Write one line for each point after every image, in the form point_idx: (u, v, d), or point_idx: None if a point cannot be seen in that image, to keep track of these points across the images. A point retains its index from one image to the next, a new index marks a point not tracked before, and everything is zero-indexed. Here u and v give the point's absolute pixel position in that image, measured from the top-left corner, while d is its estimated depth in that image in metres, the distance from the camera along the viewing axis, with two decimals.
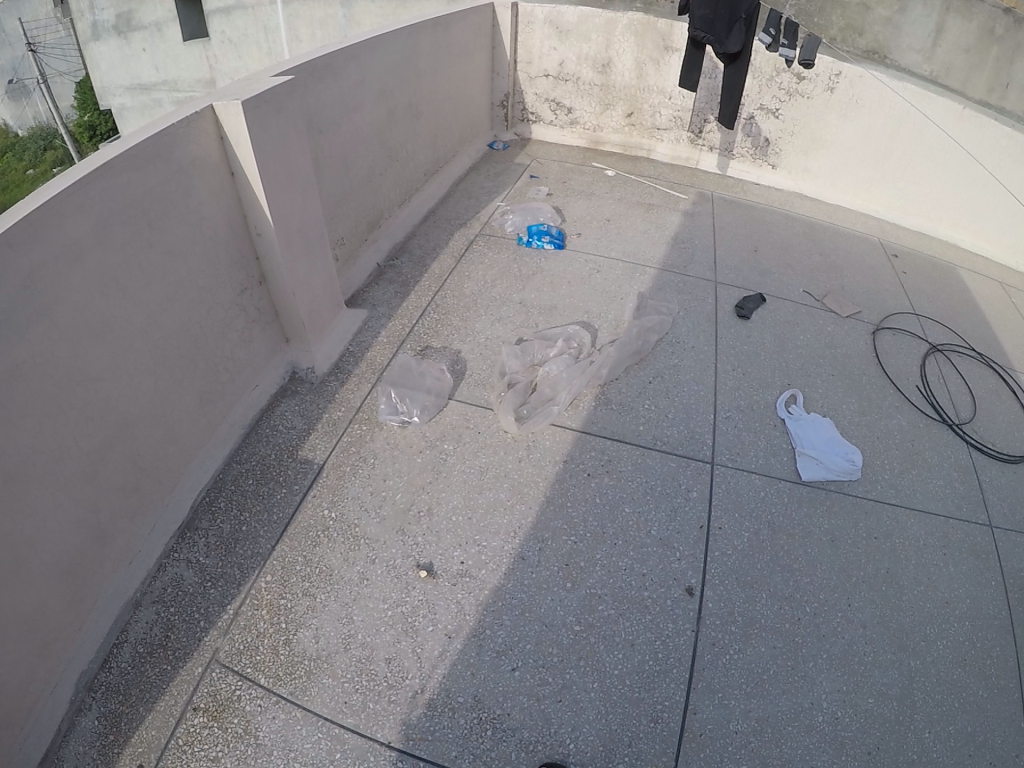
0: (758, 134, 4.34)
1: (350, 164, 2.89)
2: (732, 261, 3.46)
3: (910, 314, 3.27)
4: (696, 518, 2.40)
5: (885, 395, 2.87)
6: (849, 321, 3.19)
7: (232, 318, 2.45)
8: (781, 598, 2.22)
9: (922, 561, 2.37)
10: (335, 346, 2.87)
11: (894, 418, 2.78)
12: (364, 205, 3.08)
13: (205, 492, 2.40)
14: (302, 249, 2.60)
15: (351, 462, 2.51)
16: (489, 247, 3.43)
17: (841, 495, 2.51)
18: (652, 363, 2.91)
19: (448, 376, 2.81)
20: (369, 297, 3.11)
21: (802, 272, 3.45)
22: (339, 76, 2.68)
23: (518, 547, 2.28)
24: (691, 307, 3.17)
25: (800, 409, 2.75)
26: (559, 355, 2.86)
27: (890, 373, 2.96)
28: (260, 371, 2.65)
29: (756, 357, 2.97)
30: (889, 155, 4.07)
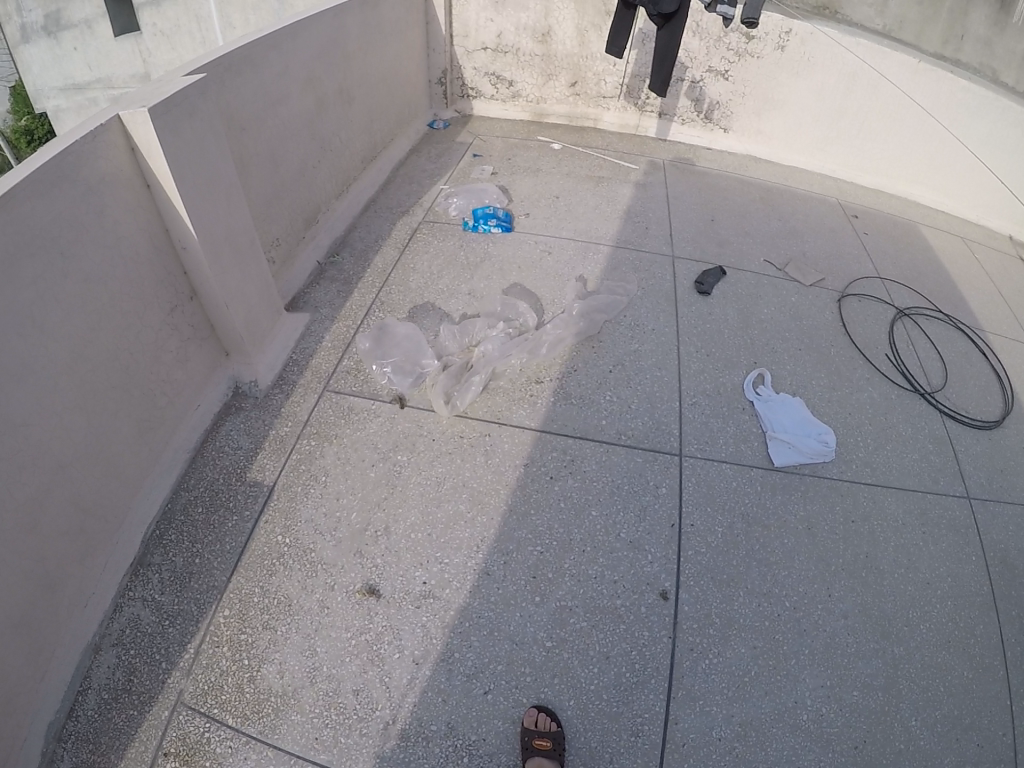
0: (705, 99, 4.13)
1: (280, 160, 2.70)
2: (689, 234, 3.31)
3: (874, 279, 3.17)
4: (666, 515, 2.29)
5: (854, 367, 2.76)
6: (814, 288, 3.07)
7: (166, 339, 2.27)
8: (759, 595, 2.14)
9: (901, 542, 2.31)
10: (279, 355, 2.68)
11: (865, 390, 2.68)
12: (299, 201, 2.89)
13: (156, 524, 2.23)
14: (231, 256, 2.41)
15: (302, 483, 2.30)
16: (433, 235, 3.26)
17: (816, 479, 2.41)
18: (609, 350, 2.76)
19: (402, 328, 2.80)
20: (311, 298, 2.92)
21: (762, 241, 3.32)
22: (261, 67, 2.48)
23: (481, 562, 2.18)
24: (649, 289, 3.02)
25: (769, 389, 2.63)
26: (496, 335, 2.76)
27: (858, 344, 2.86)
28: (201, 389, 2.46)
29: (719, 335, 2.84)
30: (844, 112, 3.95)
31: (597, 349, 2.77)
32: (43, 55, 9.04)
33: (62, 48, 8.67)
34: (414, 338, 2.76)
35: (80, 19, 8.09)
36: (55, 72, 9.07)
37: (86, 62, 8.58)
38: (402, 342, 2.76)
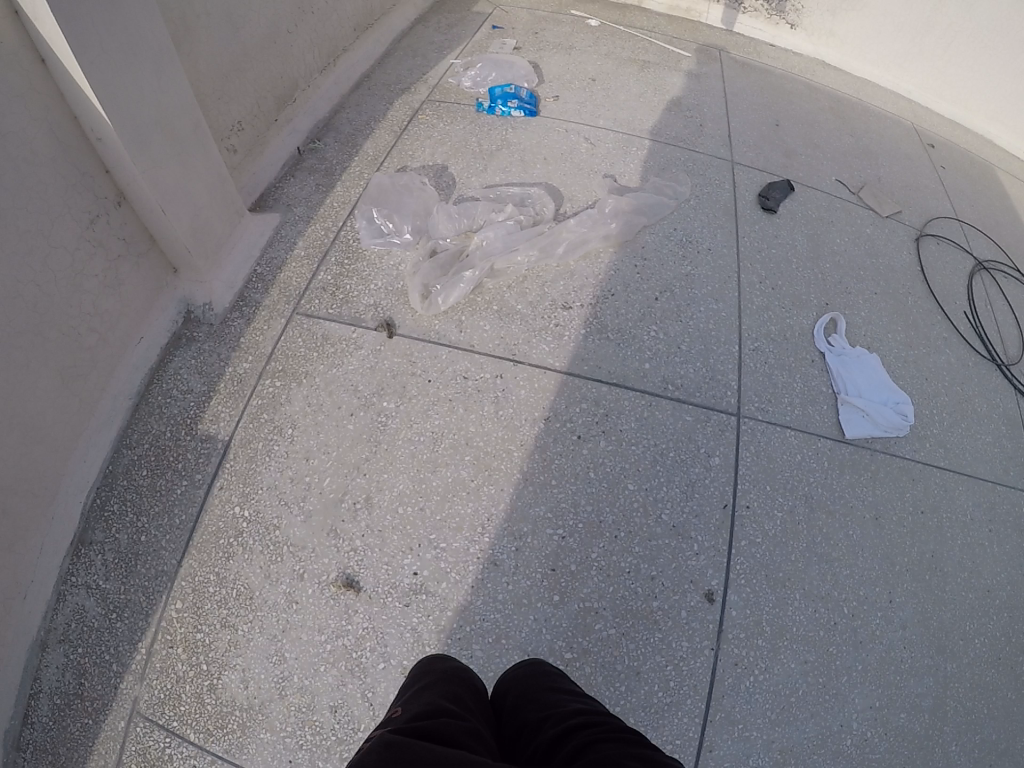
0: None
1: (237, 18, 2.03)
2: (751, 138, 2.64)
3: (952, 219, 2.69)
4: (718, 493, 1.80)
5: (932, 324, 2.29)
6: (890, 222, 2.52)
7: (86, 259, 1.70)
8: (816, 598, 1.72)
9: (966, 539, 1.96)
10: (241, 268, 2.15)
11: (942, 351, 2.25)
12: (261, 73, 2.23)
13: (96, 490, 1.75)
14: (167, 144, 1.79)
15: (265, 437, 1.81)
16: (439, 117, 2.57)
17: (886, 455, 1.99)
18: (659, 275, 2.14)
19: (427, 191, 2.33)
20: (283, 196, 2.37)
21: (840, 155, 2.69)
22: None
23: (488, 551, 1.66)
24: (705, 198, 2.36)
25: (842, 340, 2.08)
26: (503, 225, 2.20)
27: (937, 292, 2.36)
28: (144, 319, 1.90)
29: (787, 265, 2.24)
30: (932, 27, 3.20)
31: (644, 268, 2.16)
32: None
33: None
34: (427, 204, 2.29)
35: None
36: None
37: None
38: (413, 201, 2.29)
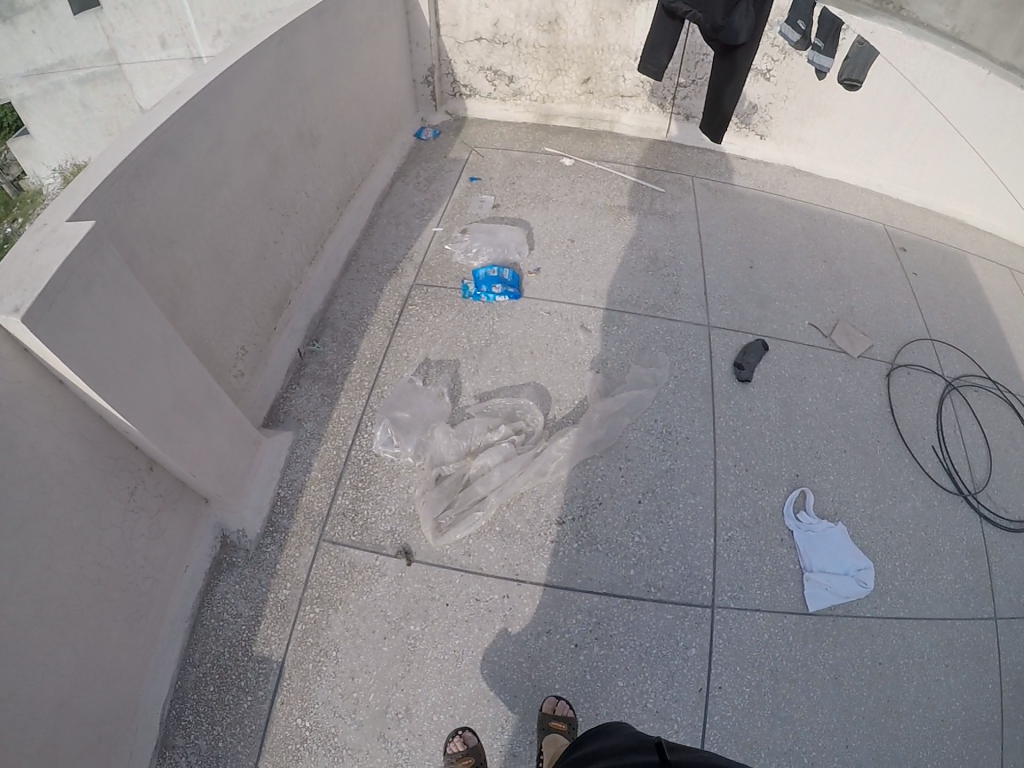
0: (743, 100, 3.52)
1: (224, 253, 2.20)
2: (726, 291, 2.96)
3: (924, 340, 2.92)
4: (695, 678, 2.02)
5: (899, 471, 2.52)
6: (862, 361, 2.80)
7: (134, 523, 1.85)
8: (781, 755, 1.96)
9: (923, 677, 2.16)
10: (265, 491, 2.26)
11: (908, 499, 2.47)
12: (259, 291, 2.44)
13: (170, 703, 1.93)
14: (186, 418, 1.88)
15: (315, 659, 2.00)
16: (428, 307, 2.82)
17: (849, 620, 2.21)
18: (638, 472, 2.36)
19: (443, 399, 2.52)
20: (291, 406, 2.50)
21: (807, 298, 2.99)
22: (186, 151, 1.94)
23: (508, 742, 1.89)
24: (681, 376, 2.64)
25: (810, 515, 2.34)
26: (499, 443, 2.38)
27: (904, 433, 2.62)
28: (186, 550, 2.06)
29: (760, 440, 2.51)
30: (897, 125, 3.36)
31: (628, 469, 2.37)
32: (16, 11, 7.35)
33: (23, 31, 7.45)
34: (442, 412, 2.48)
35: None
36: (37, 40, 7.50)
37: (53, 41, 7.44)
38: (429, 406, 2.49)
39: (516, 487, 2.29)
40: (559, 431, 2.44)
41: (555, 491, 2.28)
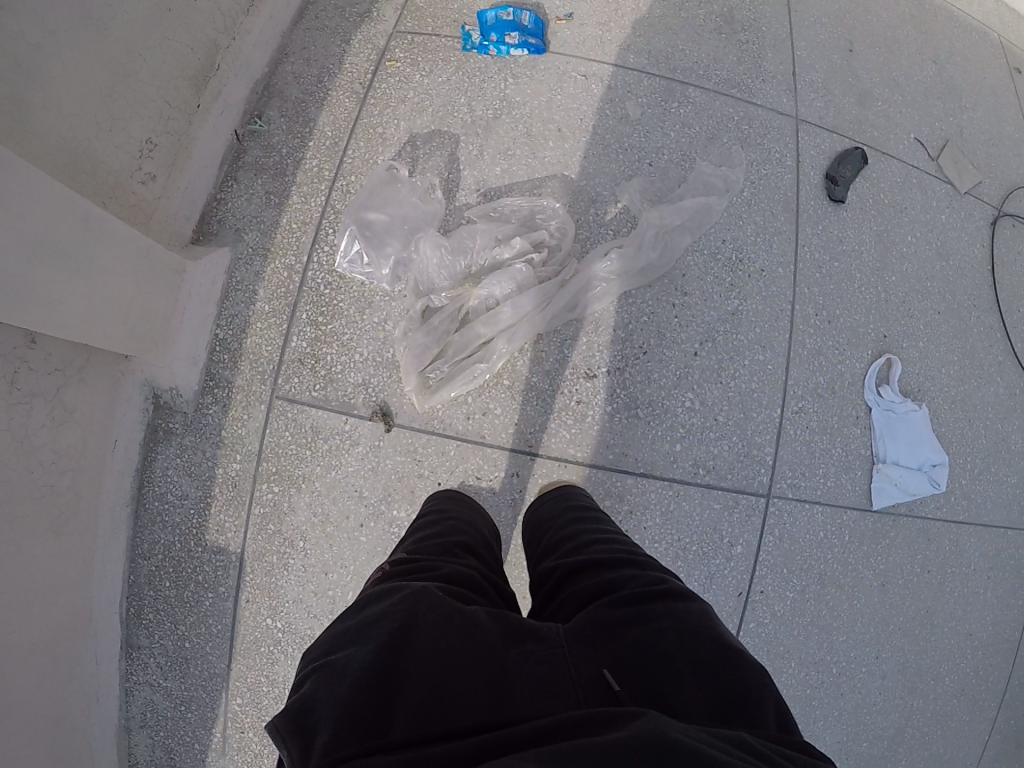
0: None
1: (95, 9, 1.42)
2: (819, 75, 1.95)
3: None
4: (735, 581, 1.68)
5: (990, 349, 2.07)
6: (969, 200, 2.19)
7: (27, 416, 1.37)
8: (809, 664, 1.76)
9: (965, 590, 1.93)
10: (200, 333, 1.67)
11: (991, 387, 2.05)
12: (168, 53, 1.62)
13: (126, 600, 1.66)
14: (59, 270, 1.28)
15: (278, 552, 1.65)
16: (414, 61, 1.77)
17: (909, 521, 1.85)
18: (700, 315, 1.67)
19: (435, 190, 1.71)
20: (229, 208, 1.76)
21: (913, 106, 2.16)
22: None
23: None
24: (760, 182, 1.76)
25: (893, 391, 1.85)
26: (509, 262, 1.63)
27: (1003, 300, 2.13)
28: (112, 422, 1.59)
29: (850, 282, 1.82)
30: None
31: (685, 307, 1.67)
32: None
33: None
34: (432, 212, 1.69)
35: None
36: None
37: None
38: (415, 201, 1.69)
39: (534, 328, 1.62)
40: (594, 245, 1.68)
41: (584, 337, 1.65)
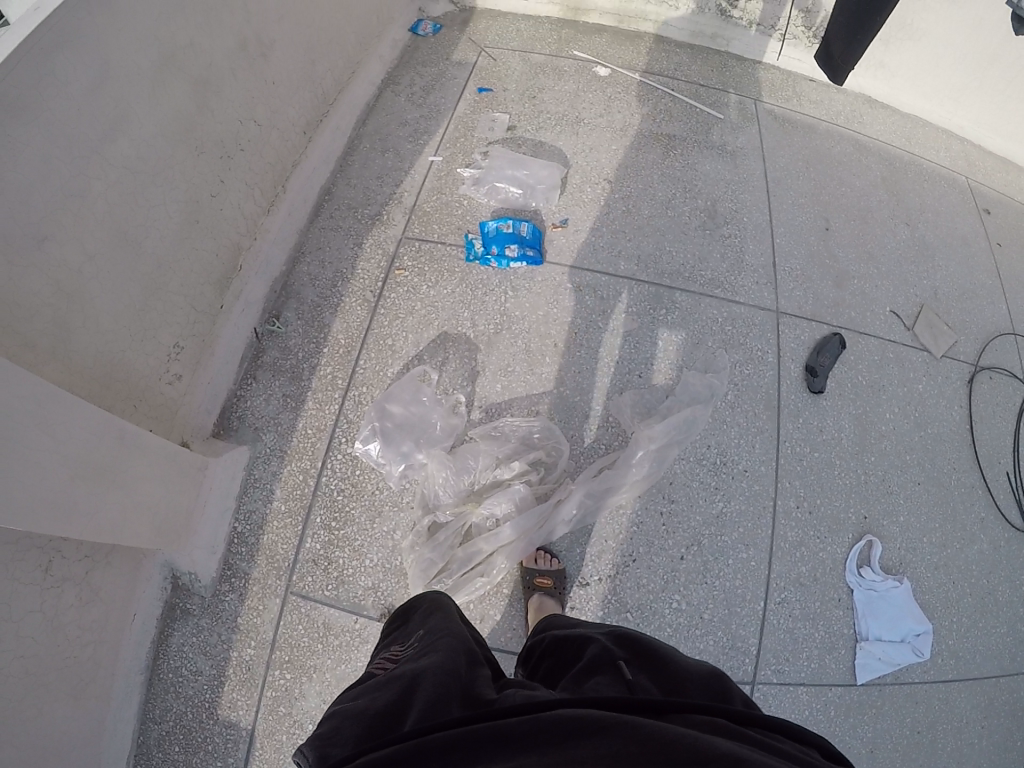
0: (820, 8, 2.62)
1: (133, 234, 1.66)
2: (798, 262, 2.29)
3: (1009, 334, 2.56)
4: None
5: (971, 507, 2.17)
6: (946, 363, 2.37)
7: (58, 598, 1.46)
8: None
9: (962, 747, 1.93)
10: (219, 525, 1.85)
11: (974, 544, 2.12)
12: (195, 263, 1.91)
13: (132, 763, 1.72)
14: (94, 484, 1.42)
15: (288, 731, 1.73)
16: (429, 277, 2.21)
17: (895, 690, 1.91)
18: (683, 524, 1.89)
19: (453, 409, 2.01)
20: (247, 408, 2.03)
21: (890, 276, 2.41)
22: (48, 101, 1.35)
23: None
24: (743, 383, 2.07)
25: (875, 573, 1.96)
26: (509, 482, 1.91)
27: (981, 454, 2.26)
28: (133, 596, 1.71)
29: (828, 472, 2.05)
30: (996, 60, 2.93)
31: (671, 513, 1.90)
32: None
33: None
34: (450, 427, 1.99)
35: None
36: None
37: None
38: (436, 415, 2.00)
39: (531, 544, 1.85)
40: (588, 462, 1.95)
41: (578, 546, 1.87)
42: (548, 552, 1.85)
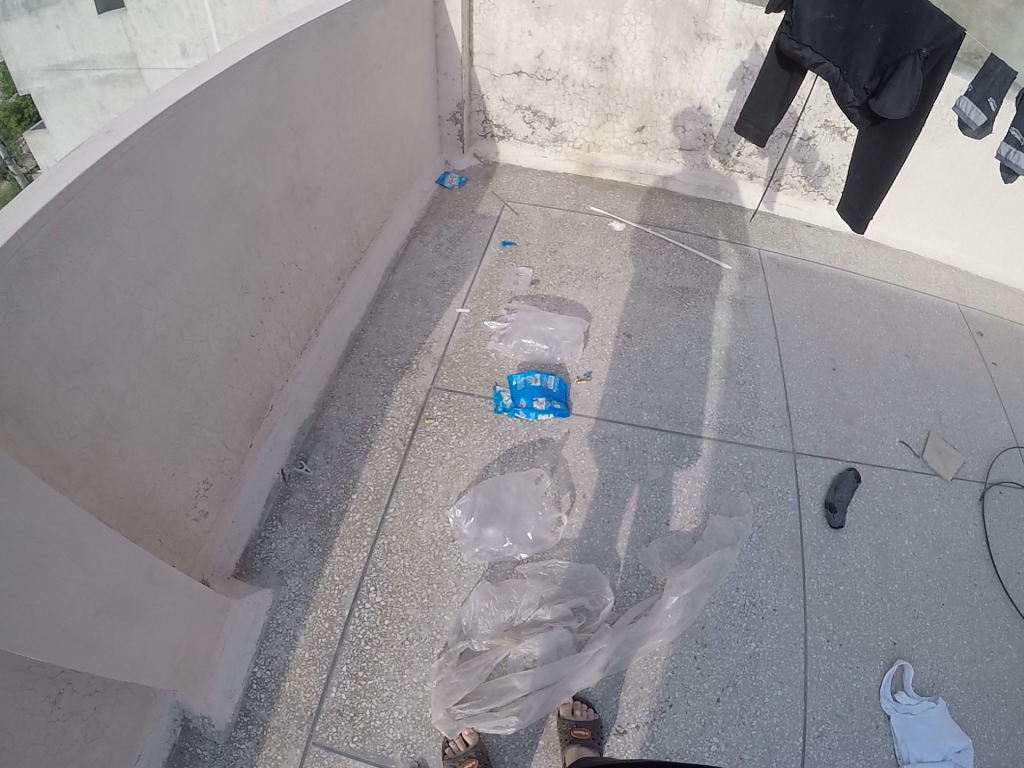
0: (813, 161, 3.32)
1: (174, 367, 1.79)
2: (810, 403, 2.63)
3: (1013, 448, 2.68)
4: None
5: (994, 619, 2.19)
6: (956, 485, 2.51)
7: (63, 733, 1.40)
8: None
9: None
10: (237, 668, 1.79)
11: (1003, 652, 2.12)
12: (225, 396, 2.04)
13: None
14: (121, 620, 1.39)
15: None
16: (457, 426, 2.41)
17: None
18: (718, 665, 1.93)
19: (545, 527, 2.15)
20: (270, 552, 2.06)
21: (895, 408, 2.71)
22: (107, 230, 1.49)
23: None
24: (767, 525, 2.24)
25: (912, 697, 1.94)
26: (552, 625, 1.93)
27: (999, 567, 2.32)
28: (137, 739, 1.61)
29: (854, 600, 2.14)
30: (976, 191, 3.20)
31: (705, 658, 1.94)
32: (26, 33, 6.85)
33: (45, 24, 6.58)
34: (541, 539, 2.12)
35: None
36: (38, 53, 6.90)
37: (70, 42, 6.56)
38: (534, 522, 2.15)
39: (569, 690, 1.81)
40: (624, 610, 2.00)
41: (614, 694, 1.87)
42: (585, 702, 1.83)
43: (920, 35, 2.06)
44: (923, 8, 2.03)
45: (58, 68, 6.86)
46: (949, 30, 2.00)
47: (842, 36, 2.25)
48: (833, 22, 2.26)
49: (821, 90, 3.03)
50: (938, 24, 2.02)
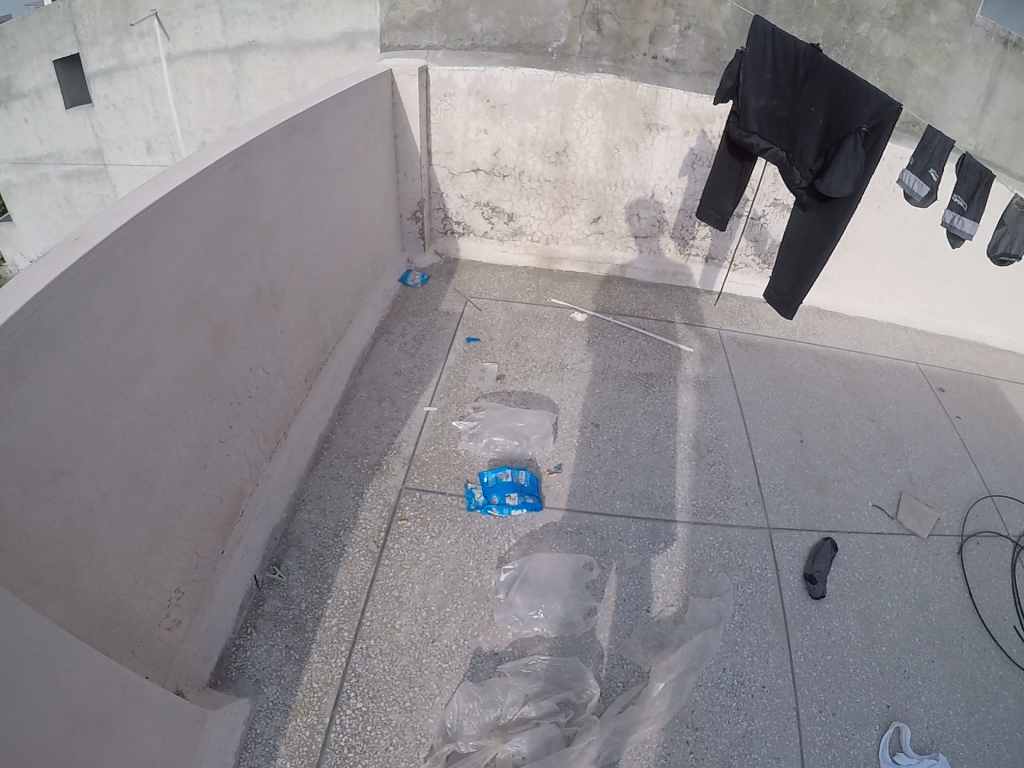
0: (765, 238, 3.51)
1: (144, 475, 1.78)
2: (780, 478, 2.67)
3: (984, 496, 2.75)
4: None
5: (987, 669, 2.20)
6: (934, 542, 2.54)
7: None
8: None
9: None
10: None
11: (1001, 701, 2.12)
12: (196, 503, 2.02)
13: None
14: (95, 733, 1.34)
15: None
16: (430, 527, 2.40)
17: None
18: (713, 749, 1.90)
19: (575, 611, 2.18)
20: (245, 661, 2.01)
21: (865, 473, 2.76)
22: (77, 336, 1.51)
23: None
24: (747, 603, 2.25)
25: (913, 758, 1.92)
26: (538, 721, 1.88)
27: (985, 616, 2.34)
28: None
29: (845, 668, 2.13)
30: (925, 252, 3.38)
31: (697, 741, 1.91)
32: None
33: (16, 117, 6.74)
34: (572, 621, 2.15)
35: (32, 88, 6.38)
36: (8, 144, 7.07)
37: (38, 134, 6.70)
38: (575, 601, 2.20)
39: None
40: (611, 701, 1.97)
41: None
42: None
43: (859, 114, 2.17)
44: (861, 89, 2.14)
45: (27, 161, 7.00)
46: (886, 106, 2.09)
47: (787, 121, 2.42)
48: (776, 108, 2.43)
49: (768, 173, 3.23)
50: (875, 103, 2.12)
